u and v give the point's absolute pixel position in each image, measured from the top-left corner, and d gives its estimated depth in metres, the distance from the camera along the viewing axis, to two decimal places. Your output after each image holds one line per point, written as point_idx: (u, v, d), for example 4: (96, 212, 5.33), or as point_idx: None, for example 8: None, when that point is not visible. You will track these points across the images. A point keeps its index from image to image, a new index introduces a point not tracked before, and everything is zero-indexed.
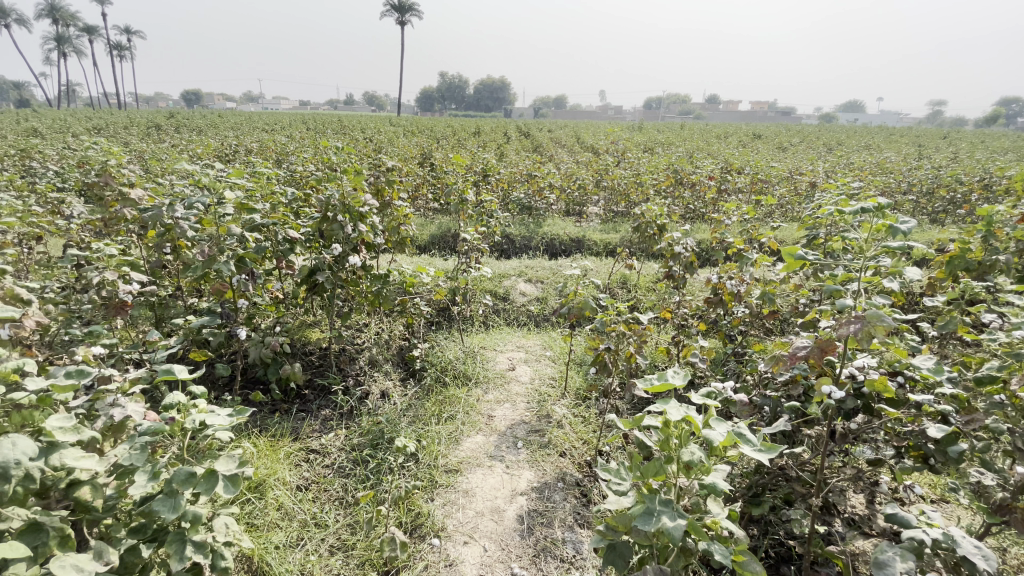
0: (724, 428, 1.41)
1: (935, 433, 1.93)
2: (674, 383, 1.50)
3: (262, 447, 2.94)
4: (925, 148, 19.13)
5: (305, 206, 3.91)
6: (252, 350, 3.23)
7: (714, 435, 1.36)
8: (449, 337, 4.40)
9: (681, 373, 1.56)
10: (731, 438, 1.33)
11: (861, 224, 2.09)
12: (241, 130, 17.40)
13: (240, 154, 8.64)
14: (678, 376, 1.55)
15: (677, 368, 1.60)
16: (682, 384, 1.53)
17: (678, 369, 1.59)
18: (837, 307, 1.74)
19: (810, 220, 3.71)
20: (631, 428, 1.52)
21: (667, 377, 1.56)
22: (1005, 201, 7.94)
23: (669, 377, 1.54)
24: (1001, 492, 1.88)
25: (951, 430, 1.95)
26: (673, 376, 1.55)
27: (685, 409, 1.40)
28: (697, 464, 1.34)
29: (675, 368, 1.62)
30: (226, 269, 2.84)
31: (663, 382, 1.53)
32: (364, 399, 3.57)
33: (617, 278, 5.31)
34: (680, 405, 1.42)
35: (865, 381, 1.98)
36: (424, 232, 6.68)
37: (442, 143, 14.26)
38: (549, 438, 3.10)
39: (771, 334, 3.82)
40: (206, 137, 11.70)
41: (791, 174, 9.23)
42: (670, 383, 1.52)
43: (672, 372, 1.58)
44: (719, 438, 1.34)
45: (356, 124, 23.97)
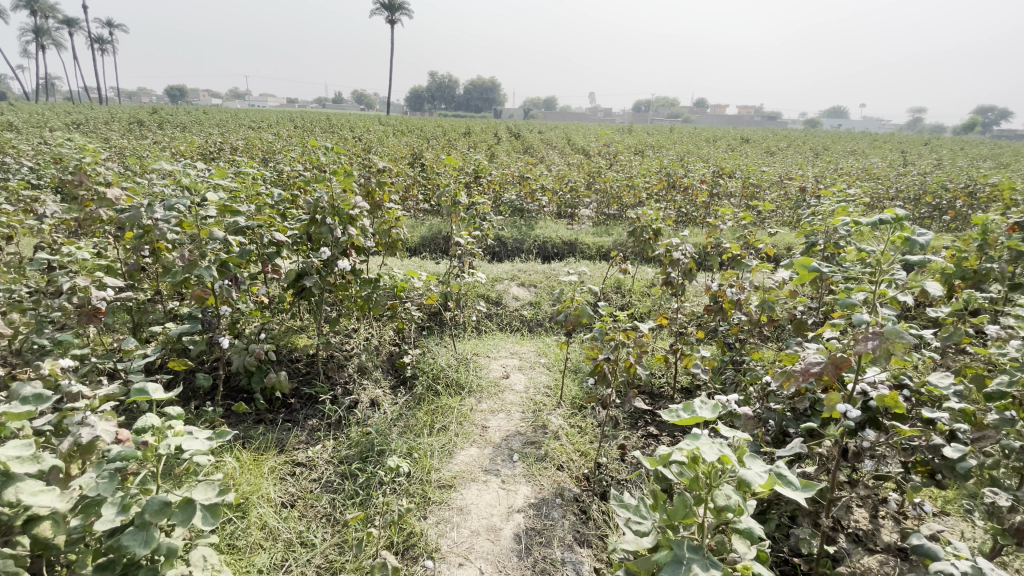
0: (762, 467, 1.31)
1: (951, 454, 1.82)
2: (706, 417, 1.40)
3: (246, 462, 2.80)
4: (907, 154, 19.49)
5: (292, 207, 3.77)
6: (235, 358, 3.08)
7: (752, 476, 1.27)
8: (441, 343, 4.29)
9: (710, 405, 1.46)
10: (774, 482, 1.23)
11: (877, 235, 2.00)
12: (227, 128, 17.13)
13: (226, 152, 8.41)
14: (708, 409, 1.45)
15: (705, 398, 1.50)
16: (712, 417, 1.42)
17: (707, 400, 1.48)
18: (853, 322, 1.65)
19: (809, 227, 3.66)
20: (655, 465, 1.41)
21: (696, 410, 1.45)
22: (990, 208, 8.04)
23: (698, 410, 1.44)
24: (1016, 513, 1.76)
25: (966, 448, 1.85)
26: (702, 408, 1.45)
27: (719, 447, 1.30)
28: (734, 508, 1.24)
29: (702, 398, 1.51)
30: (208, 276, 2.69)
31: (693, 416, 1.42)
32: (353, 409, 3.44)
33: (611, 282, 5.25)
34: (712, 442, 1.30)
35: (875, 397, 1.91)
36: (415, 234, 6.55)
37: (432, 143, 14.08)
38: (546, 451, 3.01)
39: (769, 342, 3.77)
40: (187, 133, 11.44)
41: (781, 178, 9.27)
42: (701, 417, 1.41)
43: (700, 404, 1.48)
44: (761, 482, 1.24)
45: (344, 122, 23.69)
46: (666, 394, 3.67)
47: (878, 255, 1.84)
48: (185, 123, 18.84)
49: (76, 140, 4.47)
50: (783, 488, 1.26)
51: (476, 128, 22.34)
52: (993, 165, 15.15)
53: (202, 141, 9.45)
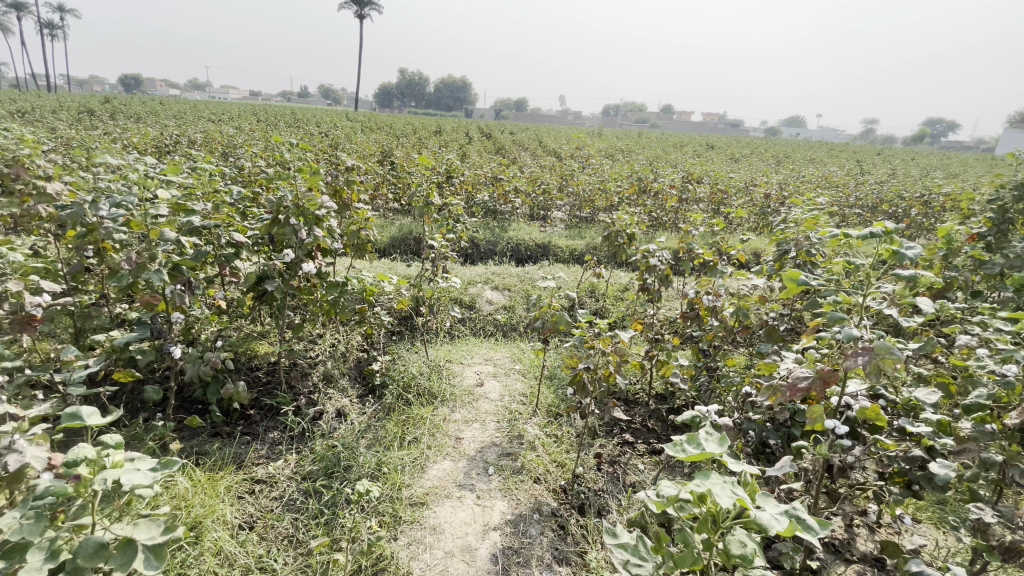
0: (776, 508, 1.24)
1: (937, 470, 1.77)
2: (716, 454, 1.33)
3: (200, 481, 2.60)
4: (863, 164, 20.33)
5: (253, 206, 3.55)
6: (188, 368, 2.85)
7: (767, 520, 1.19)
8: (412, 349, 4.13)
9: (715, 438, 1.41)
10: (794, 529, 1.15)
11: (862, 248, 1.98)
12: (186, 120, 16.39)
13: (183, 145, 7.98)
14: (714, 442, 1.40)
15: (709, 429, 1.45)
16: (720, 452, 1.35)
17: (711, 432, 1.44)
18: (842, 337, 1.62)
19: (782, 235, 3.69)
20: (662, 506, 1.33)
21: (702, 443, 1.39)
22: (942, 217, 8.41)
23: (705, 444, 1.38)
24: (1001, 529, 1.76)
25: (950, 463, 1.81)
26: (708, 441, 1.40)
27: (732, 489, 1.25)
28: (749, 556, 1.19)
29: (705, 429, 1.46)
30: (157, 280, 2.47)
31: (702, 452, 1.35)
32: (318, 421, 3.26)
33: (585, 286, 5.20)
34: (722, 483, 1.24)
35: (857, 409, 1.87)
36: (385, 234, 6.36)
37: (403, 142, 13.78)
38: (522, 463, 2.91)
39: (743, 348, 3.78)
40: (142, 125, 10.89)
41: (748, 184, 9.48)
42: (710, 453, 1.35)
43: (705, 436, 1.43)
44: (779, 527, 1.17)
45: (311, 117, 23.07)
46: (642, 401, 3.64)
47: (866, 267, 1.82)
48: (139, 113, 17.88)
49: (12, 129, 4.10)
50: (802, 533, 1.19)
51: (448, 128, 22.11)
52: (940, 176, 15.99)
53: (157, 134, 8.94)
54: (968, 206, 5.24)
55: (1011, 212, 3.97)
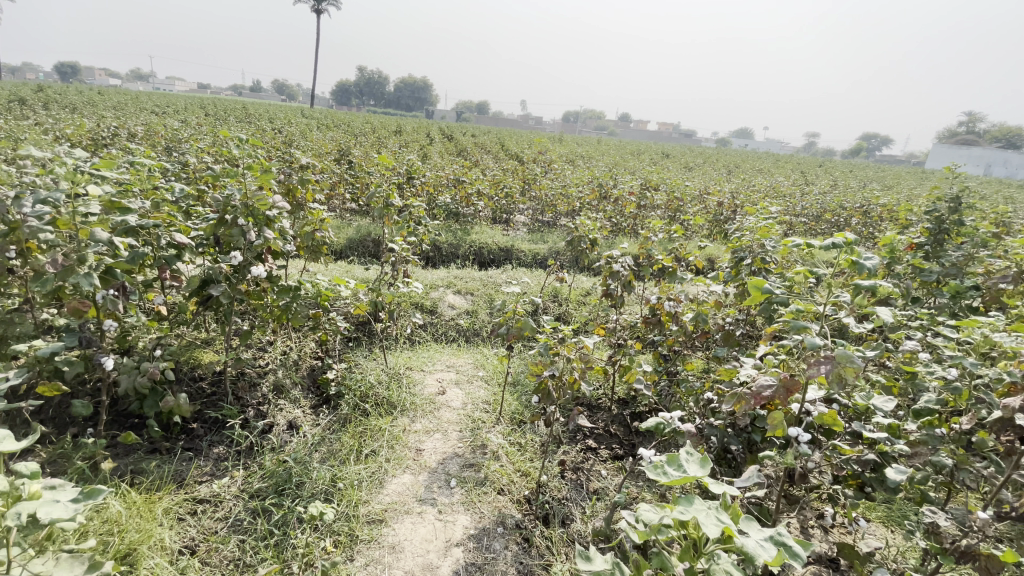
0: (760, 534, 1.21)
1: (895, 477, 1.82)
2: (697, 477, 1.30)
3: (135, 503, 2.38)
4: (806, 175, 21.49)
5: (197, 205, 3.31)
6: (122, 380, 2.61)
7: (754, 547, 1.17)
8: (370, 356, 3.99)
9: (697, 459, 1.38)
10: (781, 557, 1.12)
11: (824, 257, 2.01)
12: (127, 111, 15.42)
13: (121, 138, 7.44)
14: (695, 463, 1.37)
15: (690, 449, 1.42)
16: (701, 473, 1.32)
17: (691, 453, 1.41)
18: (807, 347, 1.63)
19: (739, 243, 3.76)
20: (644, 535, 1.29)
21: (683, 465, 1.36)
22: (880, 227, 8.93)
23: (686, 466, 1.35)
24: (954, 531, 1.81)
25: (908, 469, 1.86)
26: (689, 462, 1.36)
27: (716, 516, 1.22)
28: None
29: (686, 449, 1.43)
30: (86, 285, 2.22)
31: (684, 476, 1.30)
32: (267, 434, 3.08)
33: (548, 290, 5.18)
34: (705, 511, 1.21)
35: (816, 415, 1.91)
36: (341, 236, 6.14)
37: (362, 141, 13.41)
38: (485, 474, 2.84)
39: (701, 353, 3.84)
40: (78, 116, 10.16)
41: (703, 192, 9.78)
42: (691, 476, 1.32)
43: (686, 456, 1.40)
44: (766, 555, 1.14)
45: (263, 112, 22.19)
46: (604, 407, 3.63)
47: (827, 278, 1.85)
48: (74, 103, 16.72)
49: None
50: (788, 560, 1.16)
51: (408, 128, 21.78)
52: (875, 187, 17.07)
53: (93, 124, 8.33)
54: (905, 217, 5.57)
55: (946, 223, 4.23)
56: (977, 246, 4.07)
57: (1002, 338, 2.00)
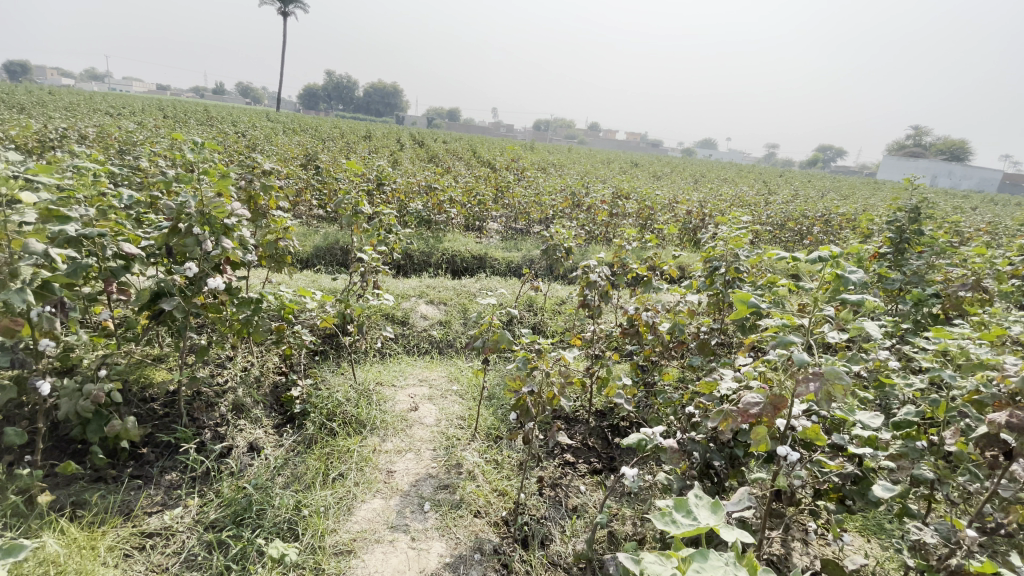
0: None
1: (884, 494, 1.79)
2: (709, 525, 1.26)
3: (75, 541, 2.15)
4: (769, 184, 22.27)
5: (147, 212, 3.06)
6: (62, 404, 2.37)
7: None
8: (338, 372, 3.81)
9: (706, 503, 1.36)
10: None
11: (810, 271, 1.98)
12: (77, 111, 14.60)
13: (71, 139, 6.98)
14: (705, 509, 1.35)
15: (698, 493, 1.40)
16: (714, 519, 1.29)
17: (700, 496, 1.39)
18: (796, 364, 1.59)
19: (712, 252, 3.73)
20: None
21: (692, 510, 1.33)
22: (841, 235, 9.22)
23: (696, 512, 1.33)
24: (942, 549, 1.78)
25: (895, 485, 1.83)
26: (699, 507, 1.34)
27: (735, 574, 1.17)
28: None
29: (694, 492, 1.41)
30: (18, 302, 1.88)
31: (695, 524, 1.27)
32: (225, 458, 2.89)
33: (523, 299, 5.08)
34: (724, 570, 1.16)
35: (800, 431, 1.85)
36: (308, 244, 5.91)
37: (331, 146, 13.10)
38: (461, 496, 2.71)
39: (677, 364, 3.81)
40: (24, 115, 9.56)
41: (674, 201, 9.91)
42: (702, 523, 1.29)
43: (695, 501, 1.37)
44: None
45: (226, 115, 21.46)
46: (581, 419, 3.55)
47: (814, 293, 1.83)
48: (19, 101, 15.79)
49: None
50: None
51: (378, 134, 21.44)
52: (835, 196, 17.73)
53: (39, 124, 7.79)
54: (867, 227, 5.75)
55: (907, 233, 4.36)
56: (936, 255, 4.21)
57: (978, 349, 2.01)
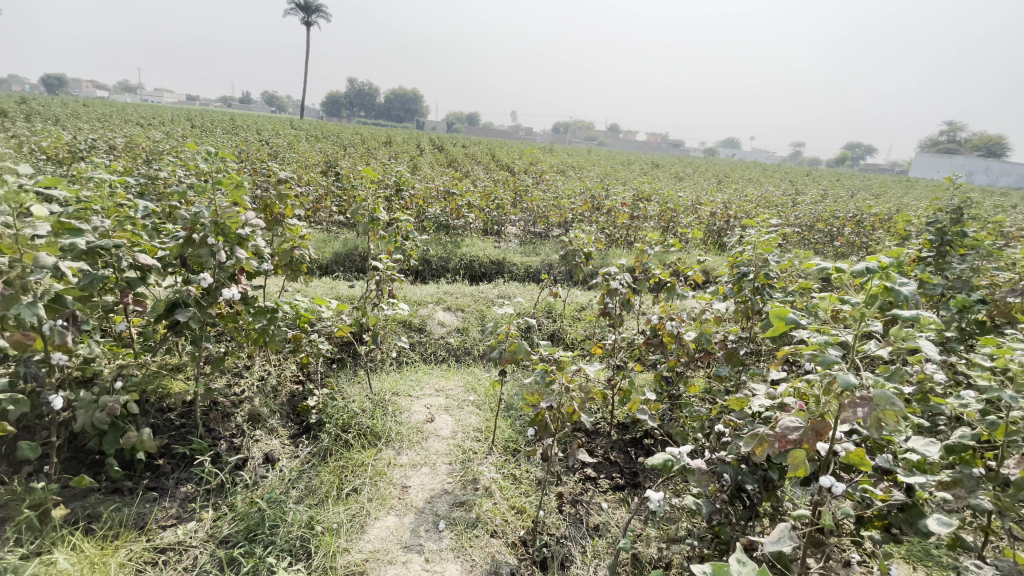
0: None
1: (939, 529, 1.62)
2: None
3: (88, 557, 2.12)
4: (795, 183, 21.67)
5: (164, 222, 3.04)
6: (79, 415, 2.35)
7: None
8: (354, 381, 3.77)
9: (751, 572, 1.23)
10: None
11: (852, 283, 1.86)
12: (108, 122, 15.08)
13: (100, 150, 7.15)
14: None
15: (742, 559, 1.27)
16: None
17: (745, 563, 1.25)
18: (844, 388, 1.45)
19: (739, 257, 3.55)
20: None
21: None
22: (874, 236, 8.83)
23: None
24: None
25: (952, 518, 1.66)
26: None
27: None
28: None
29: (738, 557, 1.28)
30: (29, 317, 1.86)
31: None
32: (240, 470, 2.86)
33: (542, 306, 4.97)
34: None
35: (843, 455, 1.71)
36: (327, 250, 5.91)
37: (351, 152, 13.20)
38: (477, 514, 2.61)
39: (703, 374, 3.65)
40: (57, 127, 9.88)
41: (697, 203, 9.68)
42: None
43: (738, 568, 1.25)
44: None
45: (251, 123, 21.90)
46: (603, 432, 3.42)
47: (860, 306, 1.71)
48: (57, 114, 16.46)
49: None
50: None
51: (398, 139, 21.59)
52: (866, 195, 17.15)
53: (71, 135, 7.99)
54: (903, 229, 5.46)
55: (948, 235, 4.11)
56: (983, 258, 3.94)
57: None
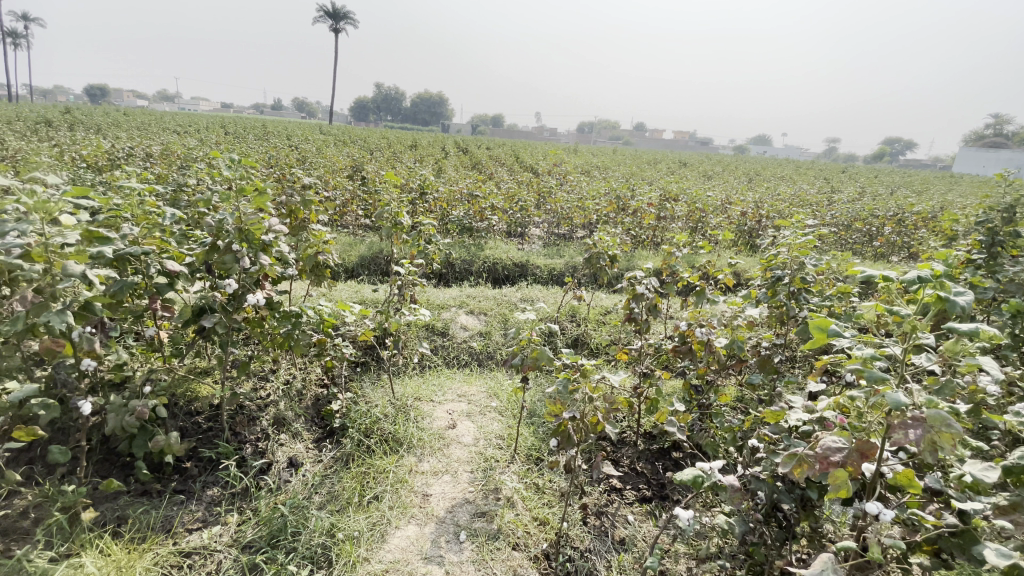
0: None
1: (999, 563, 1.49)
2: None
3: (115, 561, 2.14)
4: (831, 181, 20.89)
5: (192, 229, 3.09)
6: (109, 419, 2.38)
7: None
8: (377, 386, 3.77)
9: None
10: None
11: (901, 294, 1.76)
12: (148, 131, 15.68)
13: (137, 158, 7.39)
14: None
15: None
16: None
17: None
18: (895, 408, 1.37)
19: (773, 260, 3.39)
20: None
21: None
22: (917, 236, 8.40)
23: None
24: None
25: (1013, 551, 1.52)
26: None
27: None
28: None
29: None
30: (59, 324, 1.89)
31: None
32: (265, 474, 2.87)
33: (566, 310, 4.89)
34: None
35: (891, 476, 1.59)
36: (352, 254, 5.97)
37: (377, 156, 13.35)
38: (499, 525, 2.56)
39: (734, 382, 3.50)
40: (98, 135, 10.29)
41: (726, 202, 9.42)
42: None
43: None
44: None
45: (281, 129, 22.44)
46: (629, 441, 3.33)
47: (912, 317, 1.62)
48: (100, 124, 17.18)
49: None
50: None
51: (423, 142, 21.78)
52: (907, 192, 16.42)
53: (110, 144, 8.30)
54: (949, 228, 5.16)
55: (1001, 235, 3.85)
56: None
57: None
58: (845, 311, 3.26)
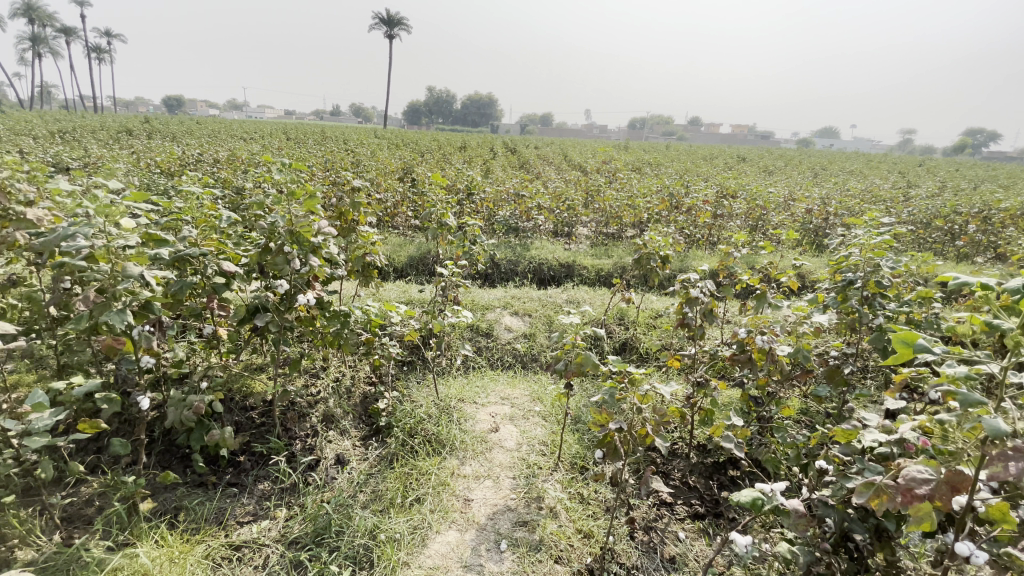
0: None
1: None
2: None
3: (169, 551, 2.23)
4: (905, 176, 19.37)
5: (247, 230, 3.20)
6: (169, 413, 2.48)
7: None
8: (422, 385, 3.78)
9: None
10: None
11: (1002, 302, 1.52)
12: (217, 138, 16.73)
13: (204, 164, 7.84)
14: None
15: None
16: None
17: None
18: (995, 439, 1.18)
19: (843, 262, 3.10)
20: None
21: None
22: (1010, 234, 7.59)
23: None
24: None
25: None
26: None
27: None
28: None
29: None
30: (119, 324, 1.98)
31: None
32: (313, 470, 2.93)
33: (614, 312, 4.73)
34: None
35: (988, 513, 1.38)
36: (401, 255, 6.05)
37: (427, 159, 13.59)
38: (541, 536, 2.47)
39: (797, 392, 3.25)
40: (171, 145, 11.04)
41: (788, 200, 8.89)
42: None
43: None
44: None
45: (337, 134, 23.29)
46: (681, 453, 3.15)
47: (1014, 331, 1.40)
48: (175, 132, 18.46)
49: None
50: None
51: (472, 142, 22.00)
52: (993, 186, 14.94)
53: (181, 151, 8.85)
54: None
55: None
56: None
57: None
58: (927, 318, 2.94)
